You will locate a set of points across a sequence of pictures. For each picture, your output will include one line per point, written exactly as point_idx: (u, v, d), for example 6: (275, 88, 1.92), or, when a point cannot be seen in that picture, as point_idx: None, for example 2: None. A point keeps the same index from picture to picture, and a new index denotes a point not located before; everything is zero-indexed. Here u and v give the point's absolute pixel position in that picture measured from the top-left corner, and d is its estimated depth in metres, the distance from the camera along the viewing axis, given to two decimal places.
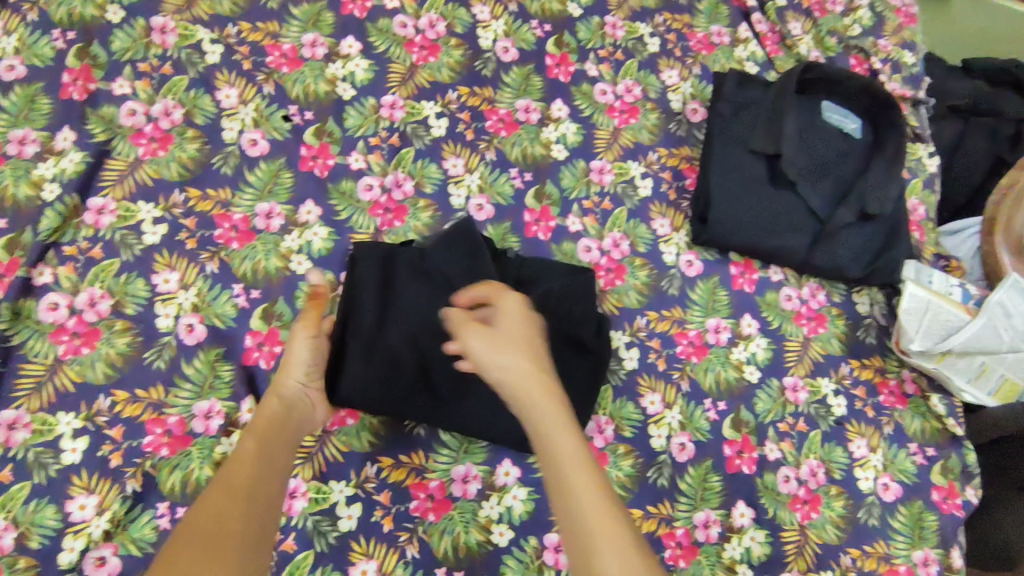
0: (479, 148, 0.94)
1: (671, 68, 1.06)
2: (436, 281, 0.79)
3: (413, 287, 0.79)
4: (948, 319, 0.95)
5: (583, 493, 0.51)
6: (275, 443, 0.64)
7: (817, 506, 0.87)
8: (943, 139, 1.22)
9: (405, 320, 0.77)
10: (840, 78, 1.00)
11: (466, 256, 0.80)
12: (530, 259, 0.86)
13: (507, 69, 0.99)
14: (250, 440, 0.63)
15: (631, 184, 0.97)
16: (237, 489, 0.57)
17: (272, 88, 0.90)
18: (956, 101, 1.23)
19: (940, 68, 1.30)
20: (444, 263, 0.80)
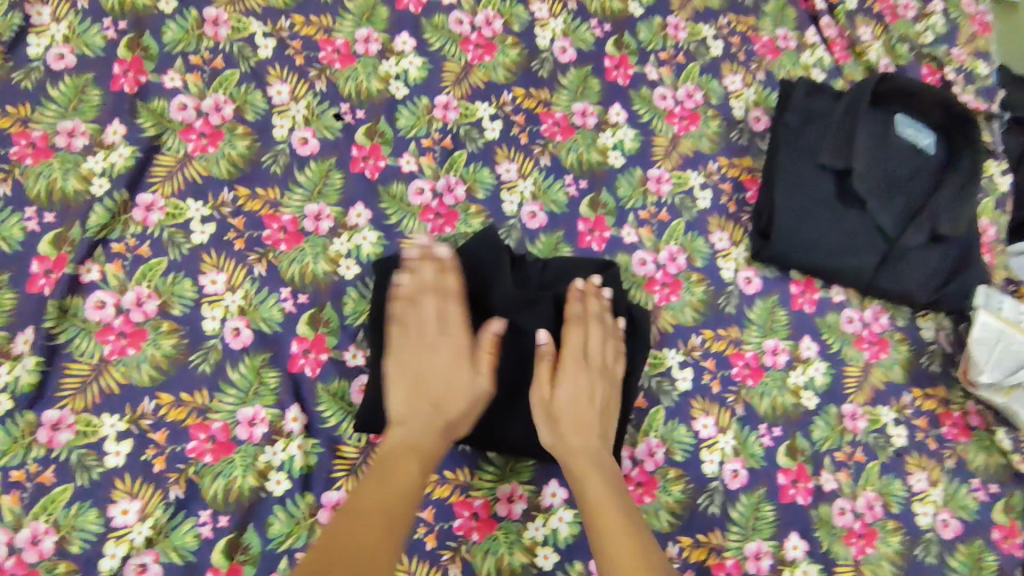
0: (534, 153, 0.90)
1: (734, 73, 1.01)
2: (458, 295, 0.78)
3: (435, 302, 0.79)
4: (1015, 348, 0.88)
5: (616, 540, 0.62)
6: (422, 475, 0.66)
7: (873, 541, 0.83)
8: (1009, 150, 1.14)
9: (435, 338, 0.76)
10: (917, 90, 0.94)
11: (490, 262, 0.78)
12: (553, 260, 0.82)
13: (565, 70, 0.95)
14: (411, 467, 0.65)
15: (689, 195, 0.93)
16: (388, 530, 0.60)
17: (324, 85, 0.87)
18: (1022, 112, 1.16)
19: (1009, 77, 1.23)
20: (462, 269, 0.78)
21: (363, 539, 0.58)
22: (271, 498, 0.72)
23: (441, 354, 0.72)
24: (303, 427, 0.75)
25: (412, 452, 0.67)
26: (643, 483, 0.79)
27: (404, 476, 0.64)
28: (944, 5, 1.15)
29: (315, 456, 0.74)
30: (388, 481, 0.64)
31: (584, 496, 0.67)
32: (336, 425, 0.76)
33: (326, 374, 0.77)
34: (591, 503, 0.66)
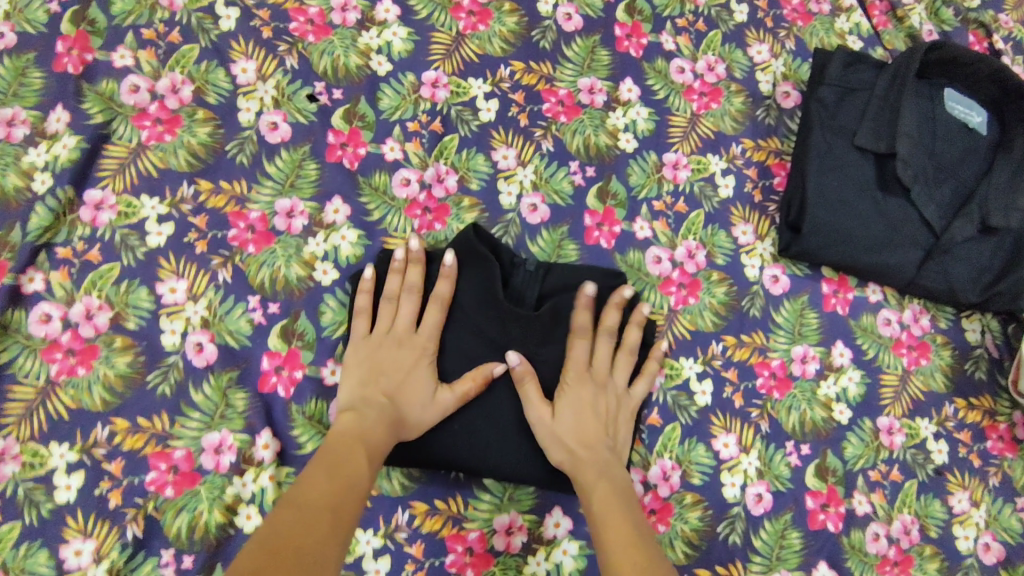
0: (534, 137, 0.80)
1: (761, 42, 0.89)
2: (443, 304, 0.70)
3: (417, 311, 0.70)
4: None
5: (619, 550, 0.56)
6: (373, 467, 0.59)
7: (909, 569, 0.75)
8: None
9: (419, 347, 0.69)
10: (969, 60, 0.82)
11: (476, 273, 0.70)
12: (556, 266, 0.73)
13: (570, 40, 0.84)
14: (362, 457, 0.59)
15: (710, 182, 0.83)
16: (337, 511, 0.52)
17: (295, 61, 0.77)
18: None
19: None
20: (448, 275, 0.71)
21: (314, 526, 0.49)
22: (242, 534, 0.65)
23: (406, 352, 0.67)
24: (276, 454, 0.67)
25: (362, 445, 0.60)
26: (657, 510, 0.71)
27: (355, 471, 0.57)
28: None
29: (289, 486, 0.67)
30: (342, 474, 0.56)
31: (591, 511, 0.61)
32: (313, 451, 0.68)
33: (300, 394, 0.69)
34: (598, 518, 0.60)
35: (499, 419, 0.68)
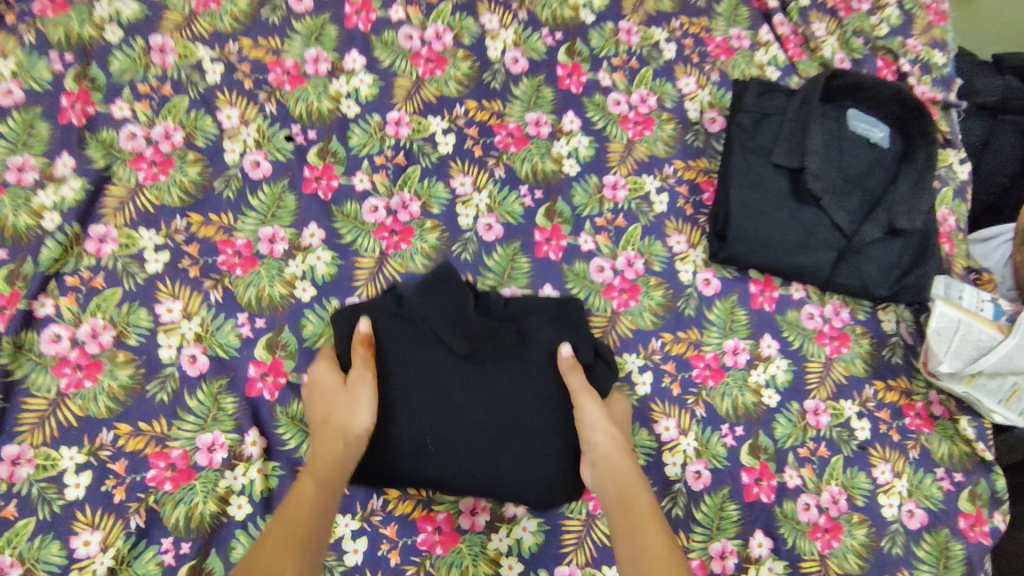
0: (488, 165, 0.91)
1: (688, 76, 1.01)
2: (419, 326, 0.76)
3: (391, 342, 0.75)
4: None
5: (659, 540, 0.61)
6: (333, 484, 0.65)
7: (839, 535, 0.83)
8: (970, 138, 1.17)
9: (393, 366, 0.74)
10: (869, 85, 0.93)
11: (449, 299, 0.77)
12: (516, 298, 0.83)
13: (517, 81, 0.95)
14: (309, 480, 0.65)
15: (645, 199, 0.93)
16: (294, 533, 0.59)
17: (273, 107, 0.88)
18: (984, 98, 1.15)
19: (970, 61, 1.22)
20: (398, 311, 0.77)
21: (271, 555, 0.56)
22: (233, 521, 0.73)
23: (332, 384, 0.74)
24: (263, 450, 0.76)
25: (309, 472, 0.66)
26: None
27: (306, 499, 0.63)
28: None
29: (275, 478, 0.75)
30: (291, 509, 0.62)
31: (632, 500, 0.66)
32: (296, 447, 0.76)
33: (284, 398, 0.78)
34: (640, 504, 0.65)
35: (469, 429, 0.72)
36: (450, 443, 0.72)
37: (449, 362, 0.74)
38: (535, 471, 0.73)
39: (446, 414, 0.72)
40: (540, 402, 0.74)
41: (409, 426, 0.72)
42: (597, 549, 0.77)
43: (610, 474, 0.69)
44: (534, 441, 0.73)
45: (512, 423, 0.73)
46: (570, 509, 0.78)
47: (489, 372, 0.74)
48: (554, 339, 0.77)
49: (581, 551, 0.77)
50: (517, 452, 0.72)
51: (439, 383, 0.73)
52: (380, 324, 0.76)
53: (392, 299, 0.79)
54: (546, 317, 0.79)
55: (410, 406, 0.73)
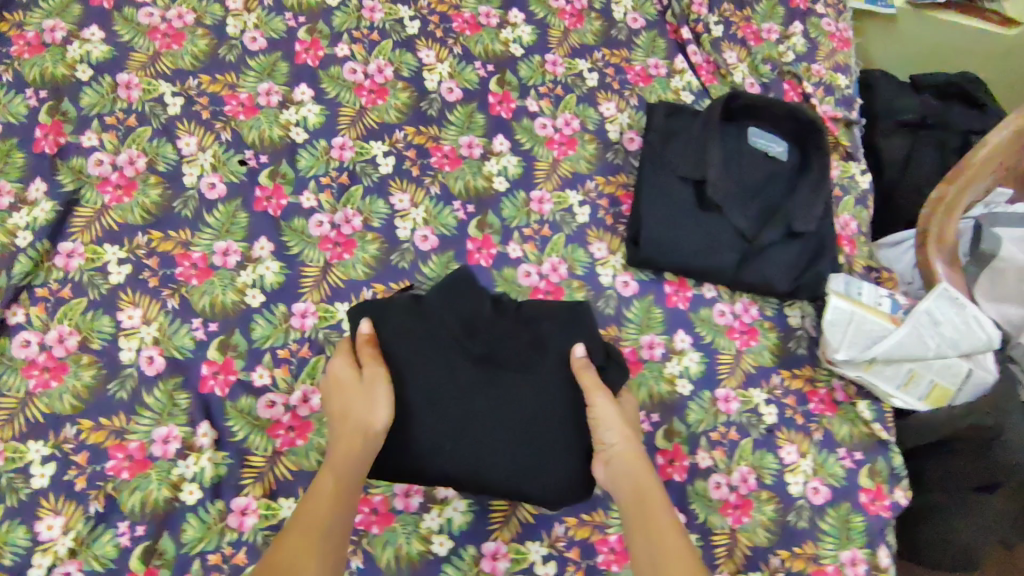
0: (425, 183, 1.00)
1: (609, 101, 1.12)
2: (438, 329, 0.84)
3: (408, 345, 0.83)
4: (961, 324, 1.02)
5: (672, 539, 0.68)
6: (350, 481, 0.73)
7: (748, 511, 0.91)
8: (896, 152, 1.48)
9: (414, 370, 0.81)
10: (765, 105, 1.04)
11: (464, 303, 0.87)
12: (527, 302, 0.91)
13: (451, 108, 1.06)
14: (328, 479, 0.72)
15: (569, 211, 1.03)
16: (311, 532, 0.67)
17: (229, 135, 0.98)
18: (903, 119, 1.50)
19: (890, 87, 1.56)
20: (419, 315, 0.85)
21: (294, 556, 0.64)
22: (185, 506, 0.80)
23: (354, 384, 0.80)
24: (214, 441, 0.83)
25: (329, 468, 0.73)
26: None
27: (322, 496, 0.70)
28: (804, 26, 1.26)
29: (225, 466, 0.82)
30: (309, 506, 0.70)
31: (645, 498, 0.73)
32: (244, 438, 0.84)
33: (234, 394, 0.85)
34: (653, 503, 0.72)
35: (487, 429, 0.79)
36: (468, 445, 0.79)
37: (468, 368, 0.82)
38: (547, 474, 0.80)
39: (466, 417, 0.80)
40: (554, 405, 0.81)
41: (429, 427, 0.80)
42: (522, 526, 0.85)
43: (623, 472, 0.75)
44: (547, 440, 0.80)
45: (528, 427, 0.80)
46: None
47: (507, 376, 0.81)
48: (566, 343, 0.85)
49: (507, 527, 0.85)
50: (532, 451, 0.80)
51: (460, 386, 0.81)
52: (399, 330, 0.84)
53: (411, 300, 0.87)
54: (557, 324, 0.87)
55: (432, 409, 0.80)
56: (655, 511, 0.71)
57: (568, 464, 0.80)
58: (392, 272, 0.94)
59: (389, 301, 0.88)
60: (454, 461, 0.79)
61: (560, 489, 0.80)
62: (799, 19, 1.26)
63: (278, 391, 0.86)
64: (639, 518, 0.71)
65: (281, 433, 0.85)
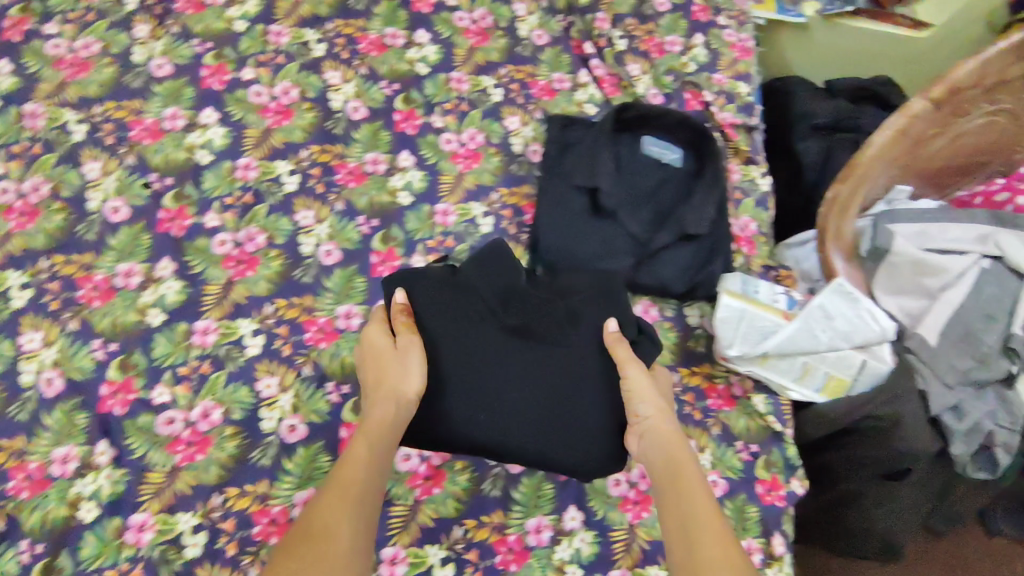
0: (329, 200, 1.03)
1: (513, 115, 1.15)
2: (473, 298, 0.89)
3: (437, 319, 0.88)
4: (854, 318, 1.07)
5: (704, 503, 0.71)
6: (383, 450, 0.77)
7: (649, 506, 0.93)
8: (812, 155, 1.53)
9: (446, 342, 0.87)
10: (656, 115, 1.09)
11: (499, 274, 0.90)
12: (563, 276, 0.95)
13: (357, 127, 1.09)
14: (362, 446, 0.76)
15: (473, 222, 1.05)
16: (346, 494, 0.71)
17: (133, 160, 1.01)
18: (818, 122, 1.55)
19: (806, 90, 1.60)
20: (456, 287, 0.90)
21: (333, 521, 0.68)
22: (83, 523, 0.81)
23: (391, 356, 0.85)
24: (112, 459, 0.85)
25: (361, 435, 0.77)
26: (431, 476, 0.91)
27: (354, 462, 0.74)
28: (705, 38, 1.31)
29: (122, 483, 0.84)
30: (344, 473, 0.73)
31: (678, 466, 0.75)
32: (142, 455, 0.85)
33: (133, 412, 0.87)
34: (686, 469, 0.74)
35: (518, 400, 0.85)
36: (500, 416, 0.86)
37: (500, 341, 0.87)
38: (569, 439, 0.86)
39: (496, 391, 0.86)
40: (582, 380, 0.87)
41: (462, 400, 0.86)
42: (422, 530, 0.88)
43: (659, 442, 0.79)
44: (576, 410, 0.86)
45: (558, 401, 0.86)
46: (396, 496, 0.90)
47: (536, 348, 0.87)
48: (599, 318, 0.89)
49: (406, 533, 0.87)
50: (567, 420, 0.86)
51: (493, 358, 0.86)
52: (432, 304, 0.89)
53: (448, 270, 0.92)
54: (588, 297, 0.90)
55: (462, 380, 0.86)
56: (687, 479, 0.73)
57: (592, 435, 0.86)
58: (294, 286, 0.97)
59: (424, 269, 0.92)
60: (486, 429, 0.86)
61: (586, 459, 0.87)
62: (701, 31, 1.31)
63: (178, 408, 0.88)
64: (668, 485, 0.74)
65: (179, 448, 0.86)
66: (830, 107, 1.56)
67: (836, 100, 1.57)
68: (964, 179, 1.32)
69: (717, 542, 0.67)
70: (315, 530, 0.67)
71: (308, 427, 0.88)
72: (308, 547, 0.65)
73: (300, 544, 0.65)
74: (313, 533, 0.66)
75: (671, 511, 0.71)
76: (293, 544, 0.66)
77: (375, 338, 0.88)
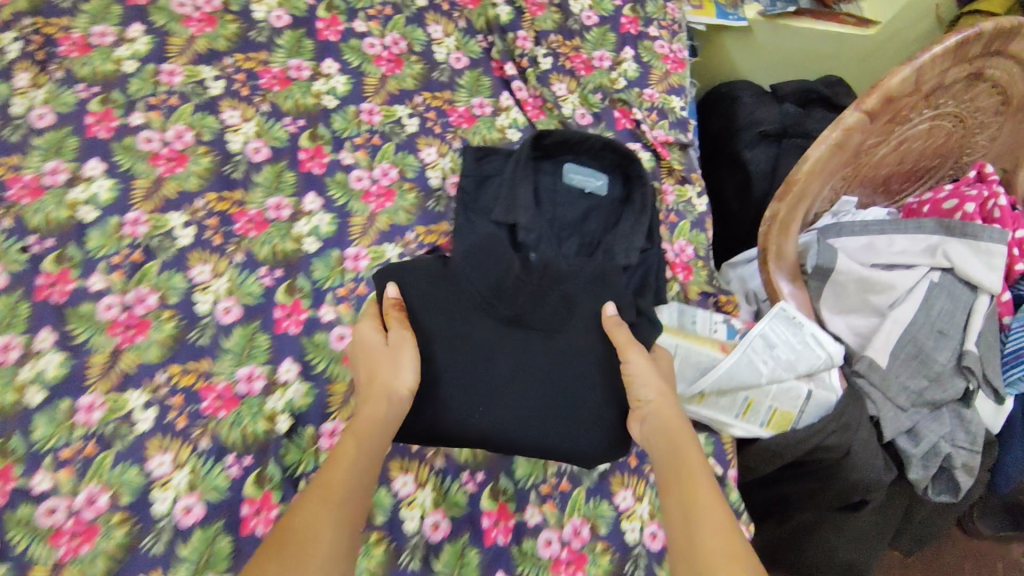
0: (228, 252, 0.95)
1: (430, 146, 1.09)
2: (467, 287, 0.86)
3: (430, 313, 0.84)
4: (798, 345, 1.01)
5: (706, 493, 0.70)
6: (375, 447, 0.74)
7: (583, 566, 0.86)
8: (761, 165, 1.47)
9: (443, 333, 0.83)
10: (579, 140, 1.02)
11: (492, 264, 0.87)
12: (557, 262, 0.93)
13: (258, 169, 1.01)
14: (351, 444, 0.73)
15: (386, 266, 0.98)
16: (334, 495, 0.68)
17: (10, 222, 0.93)
18: (766, 129, 1.48)
19: (751, 97, 1.55)
20: (449, 277, 0.87)
21: (320, 524, 0.65)
22: None
23: (385, 354, 0.81)
24: None
25: (351, 433, 0.74)
26: None
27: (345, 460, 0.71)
28: (635, 51, 1.24)
29: None
30: (336, 471, 0.70)
31: (681, 456, 0.74)
32: (23, 551, 0.76)
33: (11, 504, 0.79)
34: (688, 459, 0.74)
35: (516, 389, 0.81)
36: (499, 406, 0.80)
37: (496, 330, 0.84)
38: (572, 426, 0.82)
39: (492, 381, 0.81)
40: (586, 365, 0.84)
41: (459, 393, 0.81)
42: None
43: (660, 430, 0.78)
44: (577, 396, 0.83)
45: (563, 386, 0.82)
46: None
47: (534, 337, 0.84)
48: (596, 304, 0.88)
49: None
50: (569, 406, 0.82)
51: (490, 346, 0.82)
52: (426, 296, 0.86)
53: (437, 264, 0.89)
54: (582, 283, 0.89)
55: (457, 372, 0.81)
56: (687, 470, 0.72)
57: (594, 420, 0.83)
58: (190, 351, 0.89)
59: (414, 262, 0.89)
60: (484, 421, 0.80)
61: (588, 446, 0.82)
62: (630, 44, 1.25)
63: (61, 495, 0.80)
64: (670, 474, 0.73)
65: (62, 541, 0.77)
66: (776, 114, 1.50)
67: (783, 105, 1.52)
68: (914, 184, 1.27)
69: (718, 530, 0.66)
70: (301, 535, 0.64)
71: (204, 507, 0.81)
72: (292, 550, 0.62)
73: (284, 548, 0.62)
74: (298, 537, 0.63)
75: (672, 501, 0.71)
76: (275, 549, 0.62)
77: (367, 337, 0.83)
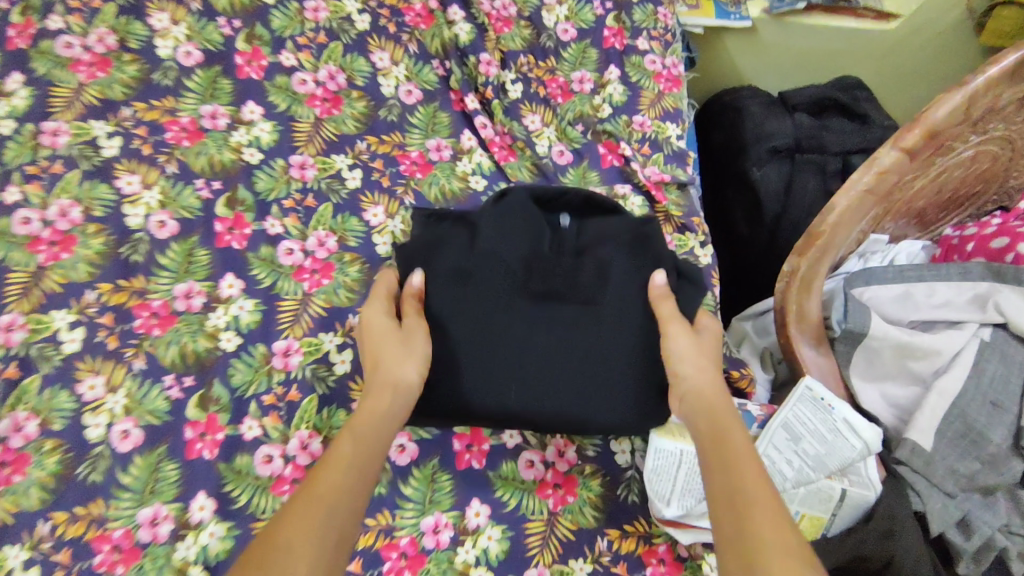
0: (125, 357, 0.76)
1: (377, 205, 0.91)
2: (493, 261, 0.70)
3: (449, 292, 0.71)
4: (827, 435, 0.85)
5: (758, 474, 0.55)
6: (370, 445, 0.60)
7: None
8: (773, 184, 1.28)
9: (461, 314, 0.69)
10: (553, 197, 0.81)
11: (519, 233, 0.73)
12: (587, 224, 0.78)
13: (163, 248, 0.83)
14: (348, 443, 0.59)
15: (324, 361, 0.80)
16: (316, 496, 0.53)
17: None
18: (778, 143, 1.28)
19: (760, 104, 1.35)
20: (467, 249, 0.72)
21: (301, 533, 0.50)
22: None
23: (390, 342, 0.68)
24: None
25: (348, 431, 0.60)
26: None
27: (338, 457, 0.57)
28: (621, 70, 1.05)
29: None
30: (326, 471, 0.56)
31: (726, 436, 0.60)
32: None
33: None
34: (735, 438, 0.59)
35: (547, 369, 0.68)
36: (532, 386, 0.68)
37: (524, 308, 0.69)
38: (614, 400, 0.69)
39: (520, 361, 0.68)
40: (628, 341, 0.69)
41: (483, 374, 0.68)
42: None
43: (702, 408, 0.64)
44: (620, 374, 0.69)
45: (605, 363, 0.68)
46: None
47: (570, 309, 0.70)
48: (639, 274, 0.72)
49: None
50: (613, 382, 0.69)
51: (518, 324, 0.68)
52: (446, 270, 0.72)
53: (467, 235, 0.74)
54: (623, 248, 0.74)
55: (479, 355, 0.68)
56: (735, 451, 0.58)
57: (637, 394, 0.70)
58: (78, 493, 0.69)
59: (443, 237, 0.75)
60: (514, 400, 0.68)
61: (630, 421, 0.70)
62: (615, 61, 1.06)
63: None
64: (713, 457, 0.58)
65: None
66: (789, 125, 1.29)
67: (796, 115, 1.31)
68: (952, 212, 1.08)
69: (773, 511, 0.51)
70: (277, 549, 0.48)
71: None
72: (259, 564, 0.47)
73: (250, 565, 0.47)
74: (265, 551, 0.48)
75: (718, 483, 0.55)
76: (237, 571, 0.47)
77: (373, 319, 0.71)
